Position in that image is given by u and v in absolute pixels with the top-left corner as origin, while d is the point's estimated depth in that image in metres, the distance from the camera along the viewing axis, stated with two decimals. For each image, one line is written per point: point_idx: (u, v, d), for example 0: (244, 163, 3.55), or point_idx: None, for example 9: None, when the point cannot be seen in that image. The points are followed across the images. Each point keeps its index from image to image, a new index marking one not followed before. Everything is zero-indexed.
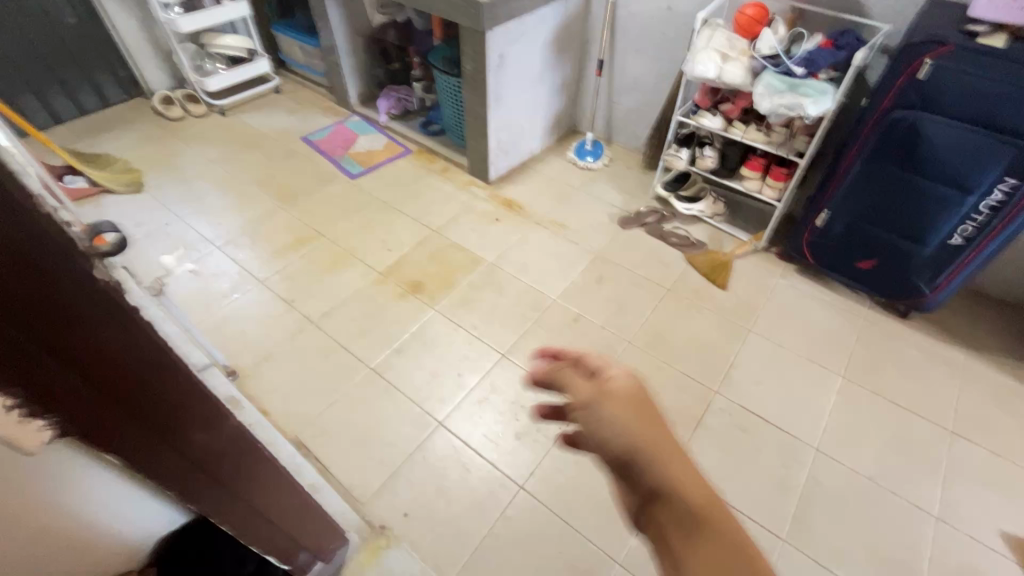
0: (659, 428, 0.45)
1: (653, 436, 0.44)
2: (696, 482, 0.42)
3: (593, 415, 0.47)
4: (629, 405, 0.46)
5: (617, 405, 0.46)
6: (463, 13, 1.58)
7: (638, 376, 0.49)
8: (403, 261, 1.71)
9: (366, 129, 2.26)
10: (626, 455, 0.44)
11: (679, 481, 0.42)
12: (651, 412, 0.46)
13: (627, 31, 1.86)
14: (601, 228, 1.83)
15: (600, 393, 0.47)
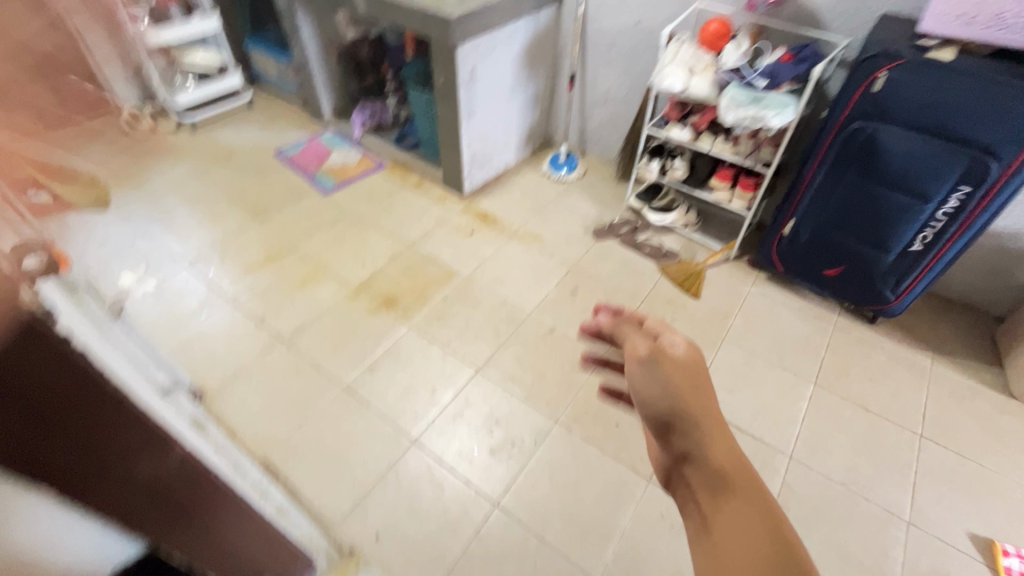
0: (702, 395, 0.54)
1: (696, 402, 0.53)
2: (726, 445, 0.50)
3: (650, 369, 0.56)
4: (683, 371, 0.56)
5: (672, 368, 0.56)
6: (433, 28, 1.58)
7: (696, 349, 0.58)
8: (376, 276, 1.70)
9: (340, 143, 2.25)
10: (671, 411, 0.53)
11: (709, 442, 0.50)
12: (698, 378, 0.55)
13: (598, 46, 1.89)
14: (575, 239, 1.84)
15: (658, 354, 0.57)
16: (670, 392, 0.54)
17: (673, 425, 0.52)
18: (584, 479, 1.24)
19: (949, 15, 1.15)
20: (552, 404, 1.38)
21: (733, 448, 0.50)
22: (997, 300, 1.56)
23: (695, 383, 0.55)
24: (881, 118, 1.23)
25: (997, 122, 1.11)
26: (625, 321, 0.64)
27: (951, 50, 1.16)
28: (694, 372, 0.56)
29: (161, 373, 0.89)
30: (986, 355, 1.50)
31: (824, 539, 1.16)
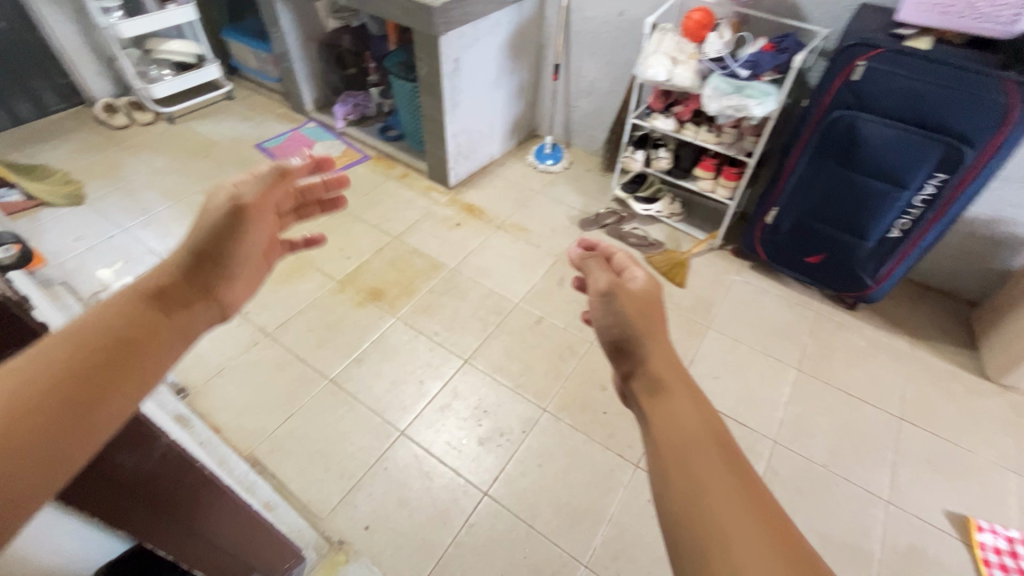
0: (653, 326, 0.60)
1: (647, 331, 0.60)
2: (670, 364, 0.56)
3: (610, 298, 0.64)
4: (637, 302, 0.63)
5: (627, 300, 0.63)
6: (417, 19, 1.56)
7: (652, 285, 0.65)
8: (362, 269, 1.68)
9: (322, 136, 2.23)
10: (622, 338, 0.60)
11: (653, 360, 0.57)
12: (653, 309, 0.62)
13: (581, 36, 1.89)
14: (561, 230, 1.84)
15: (617, 286, 0.65)
16: (619, 312, 0.62)
17: (621, 340, 0.61)
18: (573, 468, 1.25)
19: (926, 8, 1.16)
20: (540, 394, 1.38)
21: (673, 357, 0.57)
22: (972, 285, 1.60)
23: (644, 309, 0.62)
24: (859, 109, 1.25)
25: (970, 109, 1.13)
26: (597, 257, 0.73)
27: (927, 40, 1.18)
28: (647, 301, 0.63)
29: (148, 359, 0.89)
30: (961, 339, 1.54)
31: (807, 520, 1.19)
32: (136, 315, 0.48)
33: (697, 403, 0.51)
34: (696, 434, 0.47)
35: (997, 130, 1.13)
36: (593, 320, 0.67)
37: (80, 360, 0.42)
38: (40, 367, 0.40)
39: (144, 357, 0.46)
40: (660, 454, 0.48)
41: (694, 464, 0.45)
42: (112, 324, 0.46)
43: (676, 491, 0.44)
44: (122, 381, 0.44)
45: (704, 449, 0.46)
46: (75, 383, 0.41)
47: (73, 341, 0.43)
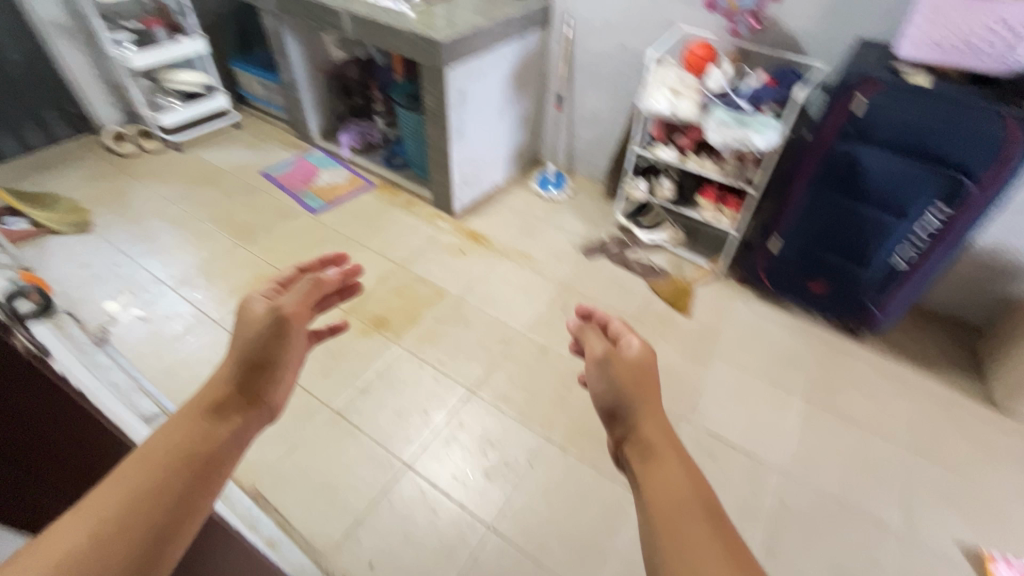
0: (648, 392, 0.64)
1: (641, 396, 0.64)
2: (664, 430, 0.59)
3: (607, 365, 0.68)
4: (631, 370, 0.67)
5: (621, 368, 0.67)
6: (424, 54, 1.60)
7: (647, 350, 0.68)
8: (366, 297, 1.68)
9: (327, 163, 2.25)
10: (615, 403, 0.65)
11: (644, 424, 0.61)
12: (648, 376, 0.66)
13: (583, 69, 1.93)
14: (565, 258, 1.85)
15: (612, 354, 0.69)
16: (614, 379, 0.66)
17: (617, 407, 0.65)
18: (580, 500, 1.23)
19: (924, 42, 1.19)
20: (547, 424, 1.37)
21: (664, 421, 0.61)
22: (976, 313, 1.60)
23: (639, 378, 0.65)
24: (861, 141, 1.27)
25: (970, 144, 1.15)
26: (593, 324, 0.76)
27: (926, 76, 1.21)
28: (641, 368, 0.67)
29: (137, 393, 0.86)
30: (969, 367, 1.53)
31: (819, 556, 1.16)
32: (199, 430, 0.54)
33: (687, 469, 0.54)
34: (685, 503, 0.51)
35: (998, 164, 1.15)
36: (588, 383, 0.71)
37: (152, 480, 0.48)
38: (116, 496, 0.46)
39: (210, 471, 0.52)
40: (649, 517, 0.51)
41: (681, 528, 0.48)
42: (181, 441, 0.52)
43: (662, 556, 0.47)
44: (191, 496, 0.50)
45: (691, 515, 0.49)
46: (149, 505, 0.47)
47: (142, 472, 0.49)
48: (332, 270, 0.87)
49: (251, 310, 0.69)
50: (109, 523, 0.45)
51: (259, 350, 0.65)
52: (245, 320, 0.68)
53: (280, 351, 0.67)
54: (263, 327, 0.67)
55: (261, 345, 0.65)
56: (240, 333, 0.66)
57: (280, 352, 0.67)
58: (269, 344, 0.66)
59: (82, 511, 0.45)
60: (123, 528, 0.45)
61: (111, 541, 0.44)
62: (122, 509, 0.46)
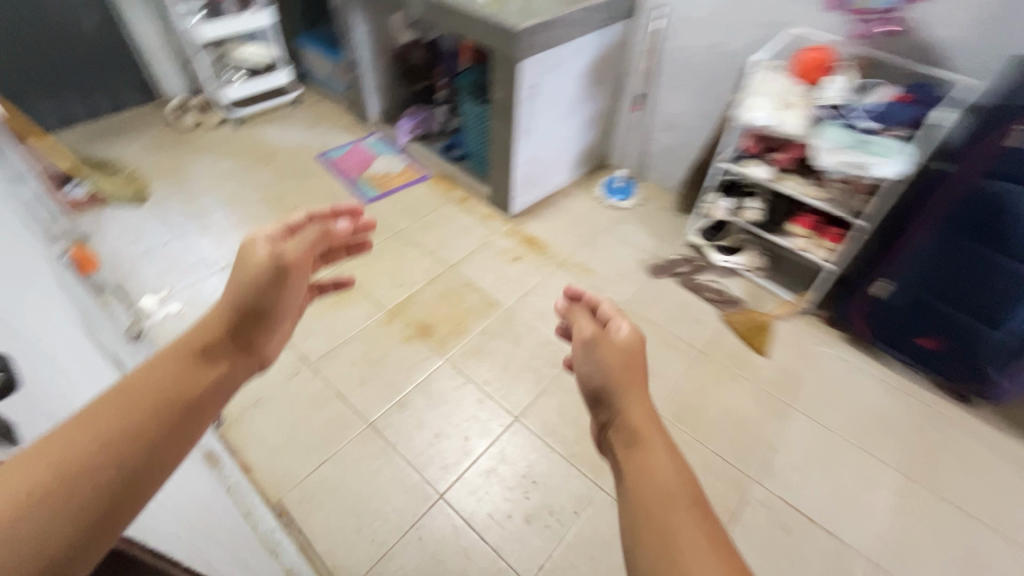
0: (631, 379, 0.67)
1: (624, 379, 0.67)
2: (646, 415, 0.62)
3: (593, 351, 0.71)
4: (620, 353, 0.70)
5: (609, 353, 0.70)
6: (498, 42, 1.45)
7: (637, 334, 0.71)
8: (412, 300, 1.59)
9: (382, 150, 2.16)
10: (599, 388, 0.68)
11: (630, 412, 0.62)
12: (636, 361, 0.69)
13: (671, 67, 1.74)
14: (628, 276, 1.69)
15: (599, 338, 0.72)
16: (602, 364, 0.69)
17: (600, 392, 0.67)
18: None
19: None
20: (597, 468, 1.23)
21: (650, 411, 0.63)
22: None
23: (625, 363, 0.68)
24: (993, 178, 1.07)
25: None
26: (583, 307, 0.80)
27: None
28: (626, 353, 0.69)
29: (103, 376, 0.72)
30: None
31: None
32: (187, 369, 0.54)
33: (671, 455, 0.55)
34: (671, 493, 0.51)
35: None
36: (575, 366, 0.74)
37: (131, 417, 0.45)
38: (86, 436, 0.41)
39: (195, 413, 0.51)
40: (633, 503, 0.52)
41: (669, 522, 0.48)
42: (151, 390, 0.48)
43: (649, 546, 0.47)
44: (177, 437, 0.48)
45: (678, 506, 0.50)
46: (141, 438, 0.44)
47: (133, 390, 0.47)
48: (344, 222, 0.93)
49: (253, 254, 0.72)
50: (90, 450, 0.40)
51: (258, 299, 0.69)
52: (247, 264, 0.71)
53: (272, 304, 0.72)
54: (265, 272, 0.71)
55: (255, 294, 0.69)
56: (235, 282, 0.69)
57: (274, 304, 0.72)
58: (264, 291, 0.70)
59: (64, 436, 0.40)
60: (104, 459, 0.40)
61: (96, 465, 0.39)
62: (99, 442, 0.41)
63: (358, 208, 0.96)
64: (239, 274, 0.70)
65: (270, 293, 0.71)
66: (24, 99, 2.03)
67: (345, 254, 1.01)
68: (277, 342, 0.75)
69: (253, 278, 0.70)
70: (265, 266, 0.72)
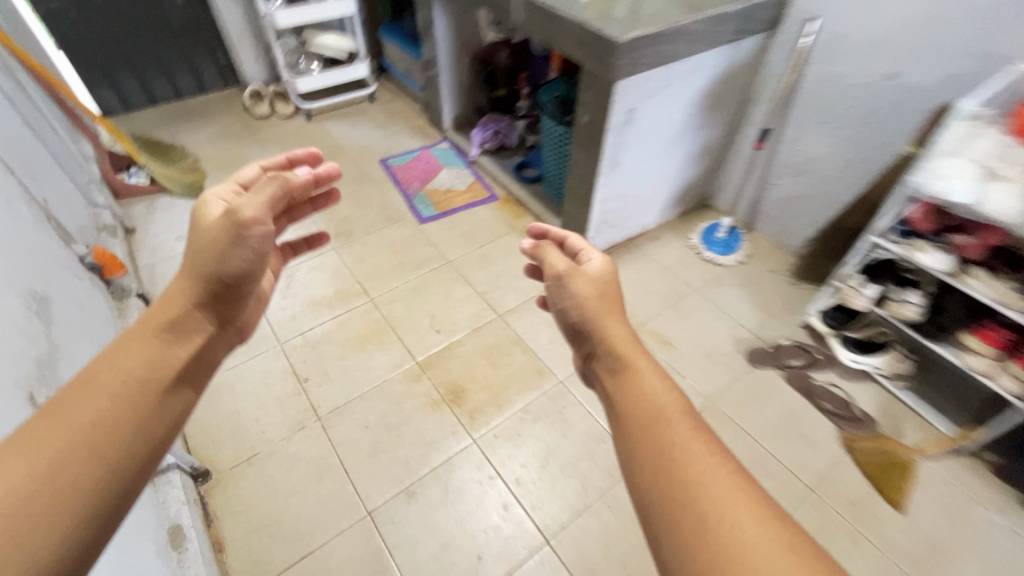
0: (609, 303, 0.64)
1: (601, 306, 0.64)
2: (624, 329, 0.62)
3: (565, 285, 0.67)
4: (595, 284, 0.66)
5: (585, 283, 0.66)
6: (593, 55, 1.14)
7: (610, 264, 0.68)
8: (449, 352, 1.34)
9: (451, 161, 1.93)
10: (579, 321, 0.65)
11: (607, 329, 0.61)
12: (612, 290, 0.66)
13: (815, 100, 1.34)
14: (719, 359, 1.34)
15: (573, 271, 0.68)
16: (576, 295, 0.65)
17: (580, 327, 0.65)
18: None
19: None
20: None
21: (627, 329, 0.62)
22: None
23: (601, 293, 0.65)
24: None
25: None
26: (549, 242, 0.75)
27: None
28: (602, 283, 0.66)
29: None
30: None
31: None
32: (155, 353, 0.53)
33: (661, 377, 0.55)
34: (660, 412, 0.51)
35: None
36: (551, 303, 0.70)
37: (102, 415, 0.46)
38: (62, 433, 0.43)
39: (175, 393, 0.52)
40: (628, 425, 0.52)
41: (667, 437, 0.48)
42: (125, 373, 0.49)
43: (646, 467, 0.47)
44: (158, 419, 0.49)
45: (667, 419, 0.50)
46: (118, 429, 0.46)
47: (109, 384, 0.48)
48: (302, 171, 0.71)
49: (204, 216, 0.61)
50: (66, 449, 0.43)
51: (224, 267, 0.60)
52: (199, 231, 0.60)
53: (241, 270, 0.62)
54: (221, 240, 0.60)
55: (217, 260, 0.60)
56: (192, 250, 0.60)
57: (245, 268, 0.62)
58: (227, 254, 0.60)
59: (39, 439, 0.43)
60: (82, 459, 0.43)
61: (73, 469, 0.42)
62: (69, 444, 0.43)
63: (318, 153, 0.78)
64: (192, 242, 0.61)
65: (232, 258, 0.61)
66: (109, 75, 2.02)
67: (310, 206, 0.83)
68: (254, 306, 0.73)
69: (211, 241, 0.60)
70: (222, 227, 0.60)
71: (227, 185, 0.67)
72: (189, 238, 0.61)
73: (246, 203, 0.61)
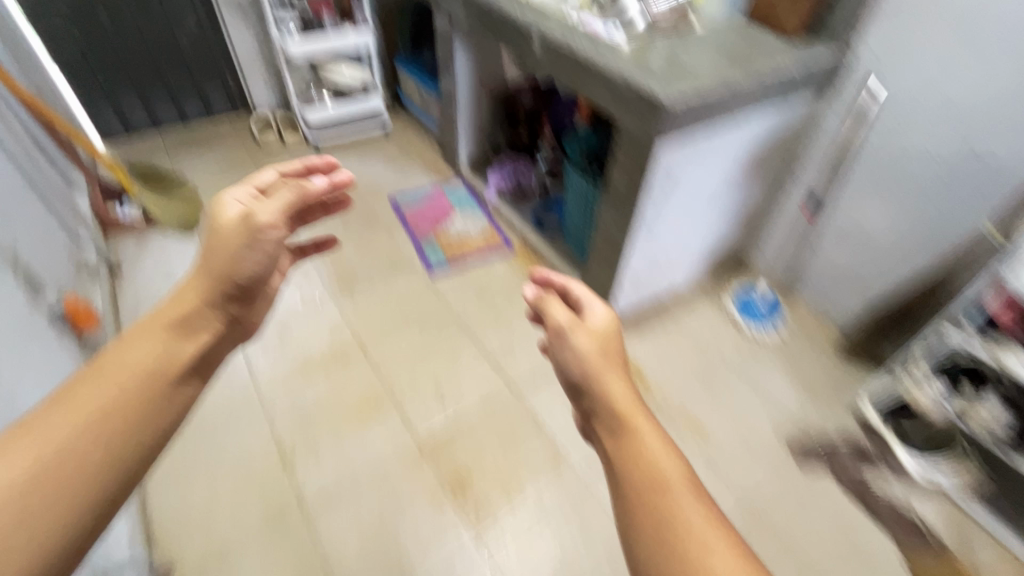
0: (613, 362, 0.61)
1: (604, 364, 0.60)
2: (626, 390, 0.58)
3: (566, 337, 0.64)
4: (597, 338, 0.63)
5: (587, 337, 0.63)
6: (632, 113, 1.04)
7: (615, 317, 0.66)
8: (455, 431, 1.20)
9: (465, 205, 1.80)
10: (580, 380, 0.60)
11: (610, 398, 0.57)
12: (615, 346, 0.63)
13: (870, 166, 1.21)
14: (751, 455, 1.22)
15: (576, 325, 0.65)
16: (578, 351, 0.62)
17: (578, 385, 0.60)
18: None
19: None
20: None
21: (631, 388, 0.58)
22: None
23: (603, 350, 0.62)
24: None
25: None
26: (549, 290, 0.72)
27: None
28: (604, 340, 0.63)
29: None
30: None
31: None
32: (162, 348, 0.56)
33: (661, 438, 0.53)
34: (664, 479, 0.49)
35: None
36: (549, 355, 0.66)
37: (106, 411, 0.49)
38: (69, 421, 0.48)
39: (179, 389, 0.55)
40: (625, 492, 0.49)
41: (670, 509, 0.46)
42: (133, 367, 0.53)
43: (649, 538, 0.46)
44: (158, 414, 0.53)
45: (673, 492, 0.48)
46: (119, 424, 0.50)
47: (117, 378, 0.52)
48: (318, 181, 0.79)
49: (224, 216, 0.68)
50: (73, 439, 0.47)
51: (234, 266, 0.66)
52: (218, 232, 0.67)
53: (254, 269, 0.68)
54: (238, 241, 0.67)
55: (231, 260, 0.66)
56: (209, 250, 0.65)
57: (257, 269, 0.69)
58: (241, 255, 0.67)
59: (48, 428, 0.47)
60: (87, 451, 0.47)
61: (75, 464, 0.46)
62: (74, 433, 0.47)
63: (335, 162, 0.85)
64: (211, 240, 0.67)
65: (242, 257, 0.67)
66: (113, 98, 1.93)
67: (321, 211, 0.88)
68: (264, 301, 0.76)
69: (227, 244, 0.66)
70: (240, 231, 0.68)
71: (245, 188, 0.74)
72: (207, 238, 0.67)
73: (265, 208, 0.70)
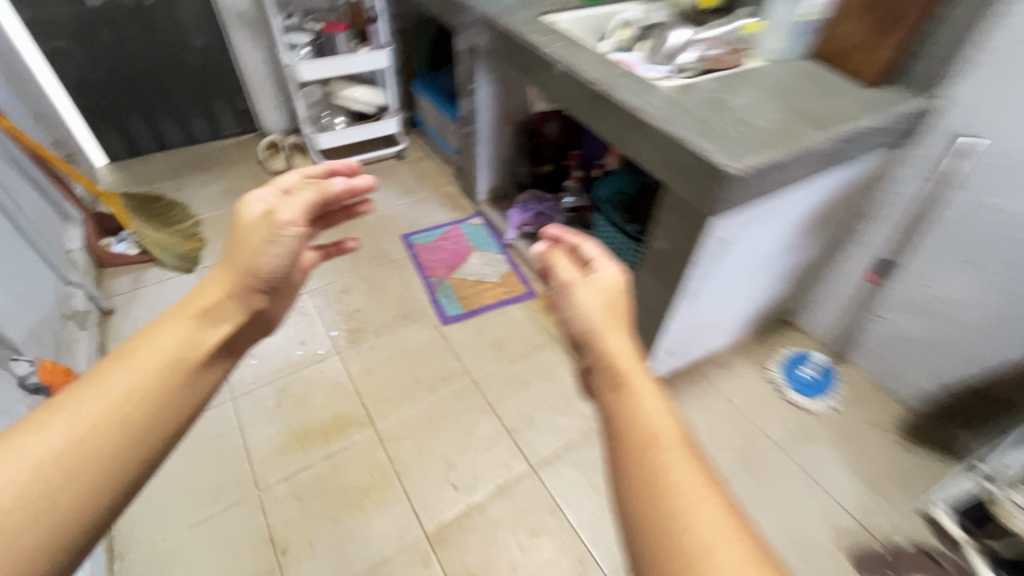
0: (619, 320, 0.52)
1: (609, 321, 0.51)
2: (628, 345, 0.49)
3: (567, 293, 0.55)
4: (604, 297, 0.54)
5: (592, 293, 0.54)
6: (683, 176, 0.88)
7: (625, 274, 0.56)
8: (467, 522, 1.06)
9: (484, 242, 1.67)
10: (582, 337, 0.52)
11: (611, 355, 0.48)
12: (621, 305, 0.54)
13: (955, 233, 1.05)
14: (811, 557, 1.05)
15: (581, 281, 0.55)
16: (580, 307, 0.53)
17: (579, 341, 0.52)
18: None
19: None
20: None
21: (634, 345, 0.50)
22: None
23: (607, 306, 0.53)
24: None
25: None
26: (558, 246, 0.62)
27: None
28: (612, 296, 0.54)
29: None
30: None
31: None
32: (187, 339, 0.48)
33: (662, 398, 0.44)
34: (653, 433, 0.40)
35: None
36: (552, 315, 0.57)
37: (126, 417, 0.42)
38: (90, 413, 0.41)
39: (204, 377, 0.48)
40: (616, 448, 0.41)
41: (662, 466, 0.38)
42: (153, 358, 0.46)
43: (636, 499, 0.37)
44: (178, 408, 0.46)
45: (663, 451, 0.39)
46: (143, 411, 0.43)
47: (137, 365, 0.45)
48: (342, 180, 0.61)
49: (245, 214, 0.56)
50: (89, 439, 0.40)
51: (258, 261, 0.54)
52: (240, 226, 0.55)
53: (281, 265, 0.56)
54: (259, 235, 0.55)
55: (252, 255, 0.54)
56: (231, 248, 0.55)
57: (282, 270, 0.57)
58: (261, 251, 0.54)
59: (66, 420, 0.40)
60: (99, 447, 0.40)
61: (89, 461, 0.40)
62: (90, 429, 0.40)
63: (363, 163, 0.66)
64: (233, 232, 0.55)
65: (266, 253, 0.54)
66: (115, 119, 1.82)
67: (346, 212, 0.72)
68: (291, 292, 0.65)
69: (251, 240, 0.55)
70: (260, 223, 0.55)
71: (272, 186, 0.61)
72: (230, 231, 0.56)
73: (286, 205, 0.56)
